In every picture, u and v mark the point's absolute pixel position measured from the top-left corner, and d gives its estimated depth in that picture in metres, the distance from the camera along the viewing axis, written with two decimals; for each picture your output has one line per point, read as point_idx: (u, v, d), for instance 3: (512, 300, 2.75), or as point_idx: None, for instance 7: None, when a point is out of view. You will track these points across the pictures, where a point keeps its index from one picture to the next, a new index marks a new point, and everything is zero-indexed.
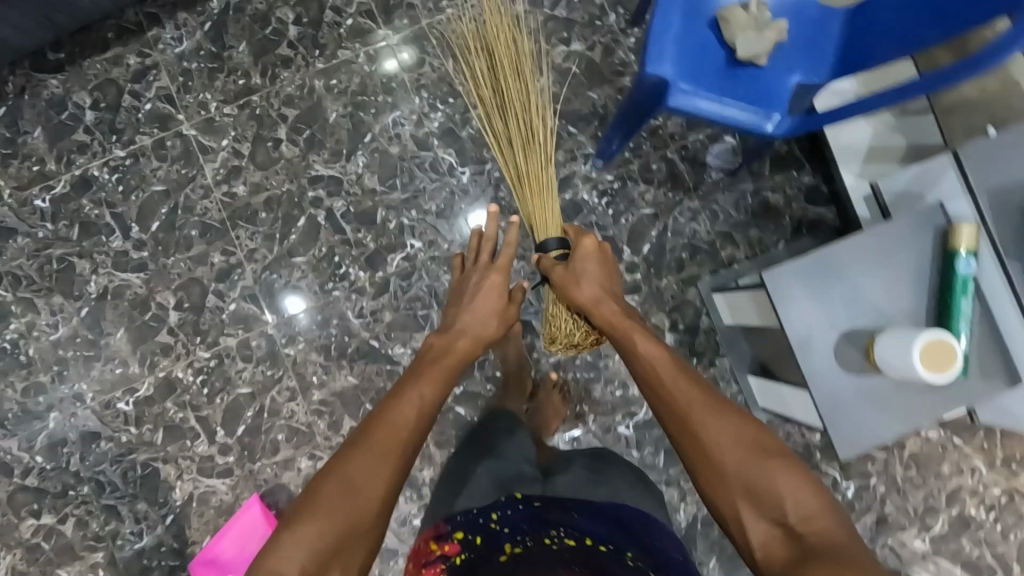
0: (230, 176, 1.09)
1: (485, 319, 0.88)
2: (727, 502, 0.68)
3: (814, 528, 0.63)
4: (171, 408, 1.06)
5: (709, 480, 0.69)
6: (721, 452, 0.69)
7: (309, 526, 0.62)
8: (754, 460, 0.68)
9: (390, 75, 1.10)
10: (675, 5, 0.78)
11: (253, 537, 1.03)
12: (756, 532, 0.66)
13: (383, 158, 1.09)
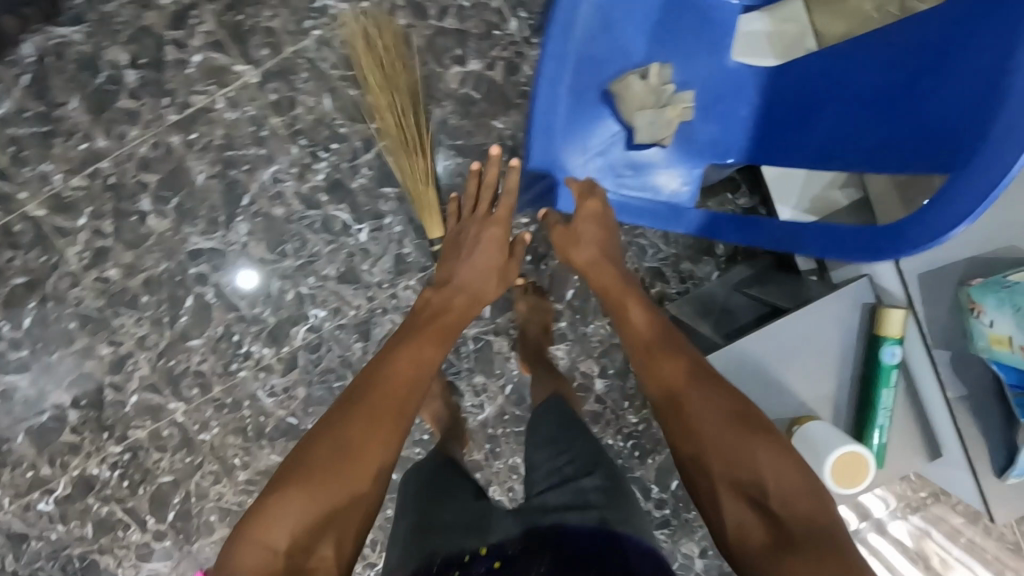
0: (99, 258, 0.96)
1: (484, 275, 0.82)
2: (705, 477, 0.61)
3: (796, 514, 0.56)
4: (94, 503, 1.03)
5: (688, 454, 0.63)
6: (708, 426, 0.63)
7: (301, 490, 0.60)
8: (741, 435, 0.61)
9: (258, 121, 0.94)
10: (566, 84, 0.72)
11: None
12: (732, 514, 0.59)
13: (268, 222, 0.96)
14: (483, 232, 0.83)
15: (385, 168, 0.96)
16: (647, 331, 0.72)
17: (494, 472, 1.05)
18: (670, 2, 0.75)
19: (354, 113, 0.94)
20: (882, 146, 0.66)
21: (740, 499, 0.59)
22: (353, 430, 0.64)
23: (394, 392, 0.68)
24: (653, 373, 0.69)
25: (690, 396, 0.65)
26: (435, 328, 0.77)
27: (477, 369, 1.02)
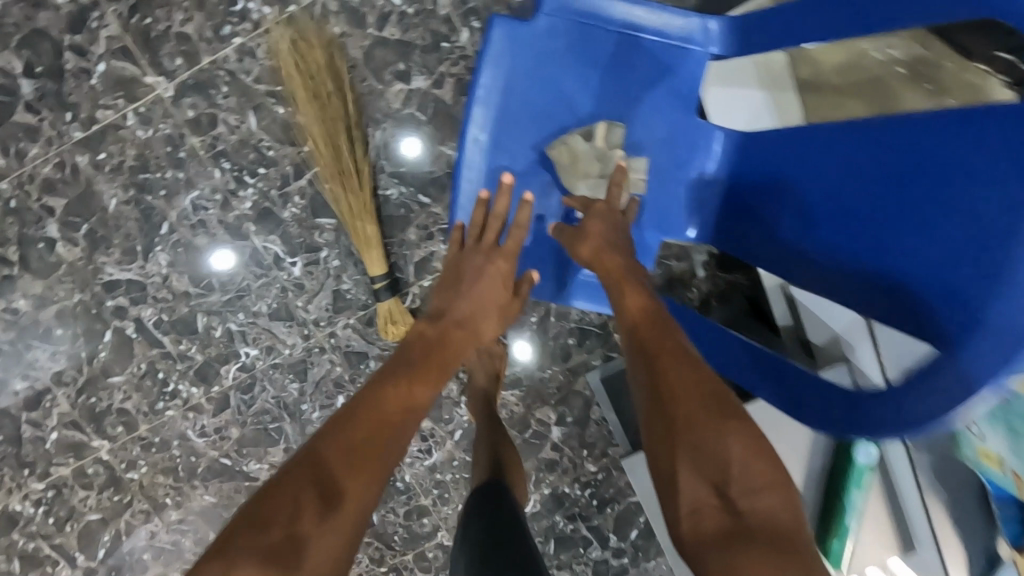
0: (4, 288, 0.87)
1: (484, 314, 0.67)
2: (667, 461, 0.52)
3: (762, 517, 0.48)
4: (19, 539, 0.97)
5: (656, 436, 0.54)
6: (688, 416, 0.53)
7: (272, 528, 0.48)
8: (722, 423, 0.52)
9: (175, 141, 0.83)
10: (503, 153, 0.65)
11: None
12: (690, 494, 0.51)
13: (191, 252, 0.87)
14: (494, 274, 0.66)
15: (320, 196, 0.86)
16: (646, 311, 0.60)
17: (442, 518, 0.99)
18: (622, 46, 0.64)
19: (282, 135, 0.84)
20: (857, 252, 0.51)
21: (701, 481, 0.51)
22: (353, 472, 0.52)
23: (398, 424, 0.57)
24: (636, 351, 0.58)
25: (672, 373, 0.54)
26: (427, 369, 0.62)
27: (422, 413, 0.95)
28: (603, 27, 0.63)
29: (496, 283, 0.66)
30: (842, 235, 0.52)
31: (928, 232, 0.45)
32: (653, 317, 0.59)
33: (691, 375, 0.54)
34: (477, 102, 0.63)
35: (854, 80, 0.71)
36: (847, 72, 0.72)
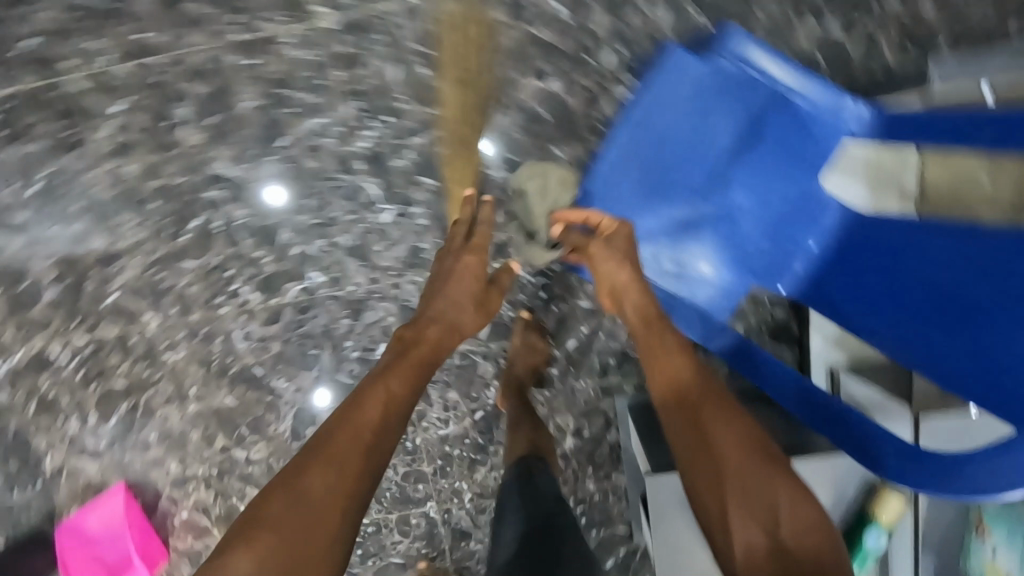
0: (122, 150, 0.93)
1: (462, 305, 0.76)
2: (716, 501, 0.59)
3: (808, 551, 0.54)
4: (44, 383, 1.01)
5: (702, 478, 0.60)
6: (728, 460, 0.59)
7: (293, 530, 0.55)
8: (762, 468, 0.59)
9: (319, 69, 0.89)
10: (635, 170, 0.78)
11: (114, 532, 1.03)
12: (743, 535, 0.56)
13: (297, 170, 0.93)
14: (467, 271, 0.76)
15: (429, 158, 0.91)
16: (680, 358, 0.67)
17: (437, 490, 1.02)
18: (771, 106, 0.72)
19: (416, 91, 0.89)
20: (922, 332, 0.68)
21: (755, 526, 0.56)
22: (351, 472, 0.59)
23: (387, 413, 0.65)
24: (671, 394, 0.66)
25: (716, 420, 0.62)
26: (417, 367, 0.70)
27: (453, 384, 0.98)
28: (761, 84, 0.71)
29: (467, 275, 0.76)
30: (904, 314, 0.70)
31: (979, 344, 0.63)
32: (686, 364, 0.67)
33: (724, 415, 0.62)
34: (630, 123, 0.77)
35: (962, 191, 0.74)
36: (960, 183, 0.74)
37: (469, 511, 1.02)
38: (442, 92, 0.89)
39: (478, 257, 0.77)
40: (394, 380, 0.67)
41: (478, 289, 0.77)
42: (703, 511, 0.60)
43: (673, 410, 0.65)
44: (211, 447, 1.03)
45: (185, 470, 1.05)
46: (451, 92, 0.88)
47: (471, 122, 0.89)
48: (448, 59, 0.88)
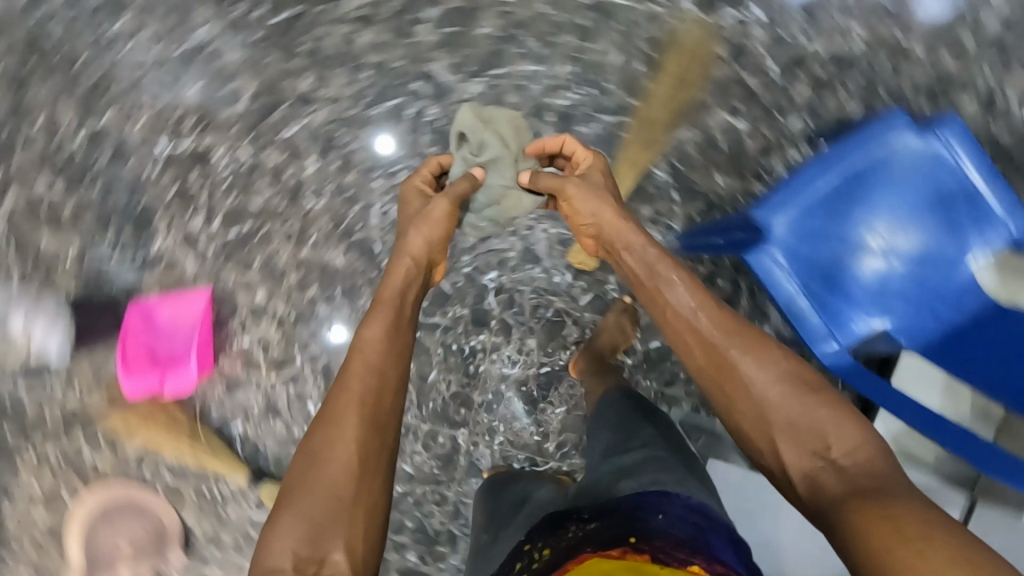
0: (359, 20, 1.06)
1: (430, 235, 0.87)
2: (764, 438, 0.67)
3: (857, 460, 0.61)
4: (195, 177, 1.11)
5: (749, 423, 0.68)
6: (765, 394, 0.68)
7: (329, 493, 0.65)
8: (804, 398, 0.66)
9: (556, 28, 1.02)
10: (824, 195, 0.89)
11: (179, 329, 1.13)
12: (795, 463, 0.64)
13: (496, 100, 1.05)
14: (432, 218, 0.87)
15: (609, 137, 1.02)
16: (698, 313, 0.75)
17: (475, 420, 1.07)
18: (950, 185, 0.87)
19: (623, 81, 1.01)
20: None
21: (804, 452, 0.63)
22: (355, 419, 0.69)
23: (381, 355, 0.75)
24: (695, 346, 0.74)
25: (747, 364, 0.70)
26: (397, 317, 0.80)
27: (536, 333, 1.06)
28: (948, 161, 0.86)
29: (429, 226, 0.87)
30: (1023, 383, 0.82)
31: None
32: (703, 316, 0.75)
33: (747, 358, 0.70)
34: (825, 163, 0.88)
35: None
36: None
37: (494, 453, 1.07)
38: (647, 90, 1.01)
39: (458, 192, 0.89)
40: (374, 326, 0.77)
41: (434, 241, 0.88)
42: (758, 454, 0.67)
43: (704, 366, 0.73)
44: (301, 293, 1.13)
45: (267, 304, 1.13)
46: (654, 94, 1.01)
47: (658, 125, 1.02)
48: (665, 67, 1.00)
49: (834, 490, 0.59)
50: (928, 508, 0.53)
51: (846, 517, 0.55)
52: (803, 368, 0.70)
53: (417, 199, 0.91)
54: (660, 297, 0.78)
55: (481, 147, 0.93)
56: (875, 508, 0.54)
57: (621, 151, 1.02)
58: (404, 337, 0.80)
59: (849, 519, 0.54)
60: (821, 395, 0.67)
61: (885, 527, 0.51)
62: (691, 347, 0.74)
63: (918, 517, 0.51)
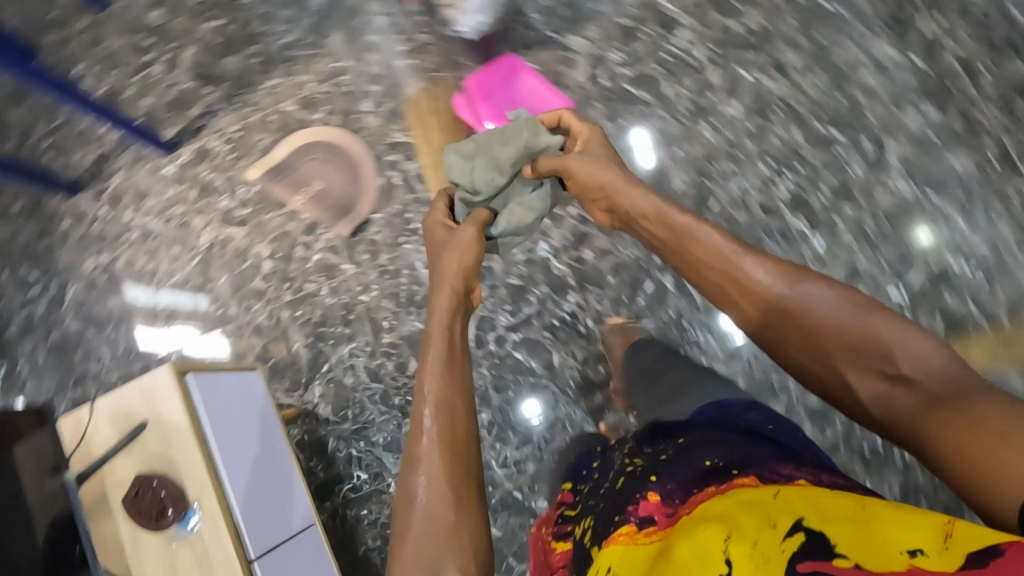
0: (881, 62, 1.09)
1: (469, 252, 0.89)
2: (825, 364, 0.65)
3: (926, 370, 0.59)
4: (647, 28, 1.17)
5: (809, 356, 0.67)
6: (816, 313, 0.65)
7: (440, 532, 0.66)
8: (855, 316, 0.64)
9: (1006, 215, 1.03)
10: None
11: (525, 101, 1.18)
12: (866, 391, 0.62)
13: (908, 210, 1.07)
14: (465, 245, 0.89)
15: (956, 322, 1.03)
16: (740, 263, 0.72)
17: None
18: None
19: (1009, 299, 1.02)
20: None
21: (871, 375, 0.62)
22: (440, 466, 0.69)
23: (444, 409, 0.74)
24: (745, 300, 0.71)
25: (779, 295, 0.68)
26: (449, 350, 0.79)
27: (749, 381, 1.07)
28: None
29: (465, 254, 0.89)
30: None
31: None
32: (749, 270, 0.71)
33: (791, 290, 0.68)
34: None
35: None
36: None
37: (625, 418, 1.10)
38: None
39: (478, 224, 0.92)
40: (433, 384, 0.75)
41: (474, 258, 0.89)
42: (820, 381, 0.67)
43: (747, 309, 0.71)
44: None
45: None
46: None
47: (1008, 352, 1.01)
48: None
49: (910, 405, 0.59)
50: (1007, 400, 0.51)
51: (933, 432, 0.54)
52: (850, 292, 0.66)
53: (442, 229, 0.93)
54: (703, 267, 0.76)
55: (475, 160, 0.97)
56: (953, 416, 0.53)
57: (960, 339, 1.02)
58: (462, 369, 0.79)
59: (931, 425, 0.55)
60: (864, 311, 0.64)
61: (969, 433, 0.50)
62: (739, 302, 0.72)
63: (1003, 412, 0.50)
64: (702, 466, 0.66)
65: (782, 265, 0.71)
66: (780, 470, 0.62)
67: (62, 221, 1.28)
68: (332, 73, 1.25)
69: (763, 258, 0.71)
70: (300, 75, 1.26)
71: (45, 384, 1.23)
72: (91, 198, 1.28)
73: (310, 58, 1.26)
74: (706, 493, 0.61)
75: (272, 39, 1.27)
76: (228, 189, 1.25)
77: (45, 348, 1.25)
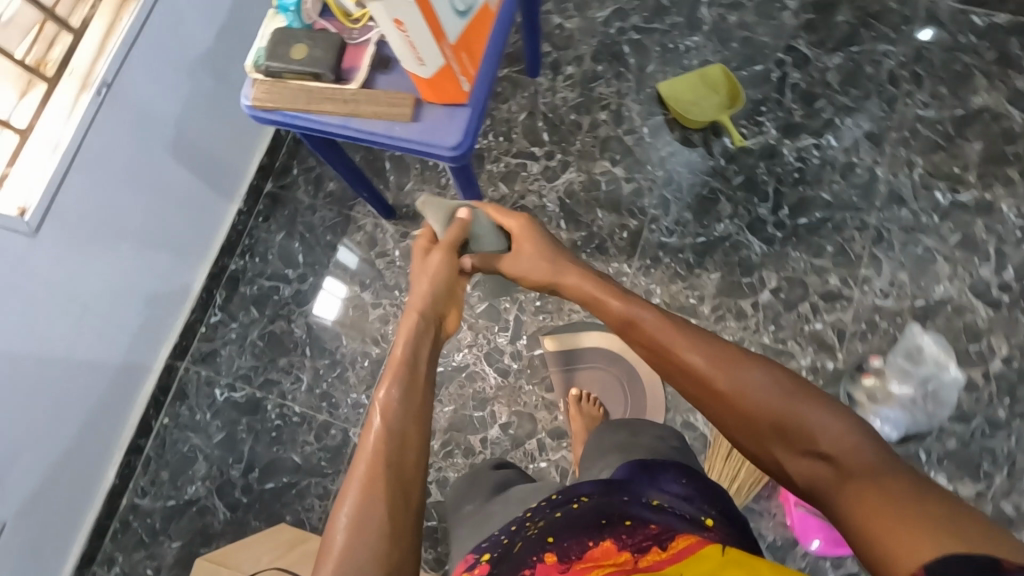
0: None
1: (435, 281, 0.76)
2: (758, 442, 0.59)
3: (852, 452, 0.53)
4: None
5: (746, 438, 0.59)
6: (750, 393, 0.59)
7: (370, 531, 0.56)
8: (788, 397, 0.57)
9: None
10: None
11: None
12: (796, 471, 0.56)
13: None
14: (433, 266, 0.77)
15: None
16: (677, 344, 0.65)
17: None
18: None
19: None
20: None
21: (800, 458, 0.56)
22: (369, 480, 0.59)
23: (393, 371, 0.67)
24: (689, 382, 0.63)
25: (708, 368, 0.62)
26: (407, 371, 0.67)
27: None
28: None
29: (431, 272, 0.77)
30: None
31: None
32: (678, 351, 0.65)
33: (717, 371, 0.61)
34: None
35: None
36: None
37: None
38: None
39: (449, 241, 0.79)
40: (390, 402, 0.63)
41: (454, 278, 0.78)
42: (760, 463, 0.60)
43: (689, 381, 0.63)
44: None
45: None
46: None
47: None
48: None
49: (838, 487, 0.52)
50: (931, 493, 0.47)
51: (856, 519, 0.49)
52: (775, 369, 0.60)
53: (416, 252, 0.79)
54: (650, 348, 0.67)
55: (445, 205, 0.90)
56: (879, 500, 0.48)
57: None
58: (427, 392, 0.66)
59: (843, 506, 0.51)
60: (796, 393, 0.58)
61: (896, 526, 0.46)
62: (682, 386, 0.64)
63: (923, 505, 0.46)
64: (594, 520, 0.65)
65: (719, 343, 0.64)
66: (654, 526, 0.63)
67: (358, 233, 1.23)
68: (684, 307, 1.13)
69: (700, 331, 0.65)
70: (653, 282, 1.14)
71: (238, 362, 1.19)
72: (395, 236, 1.22)
73: (674, 276, 1.14)
74: (605, 559, 0.61)
75: (654, 229, 1.17)
76: (512, 330, 1.15)
77: (259, 331, 1.20)
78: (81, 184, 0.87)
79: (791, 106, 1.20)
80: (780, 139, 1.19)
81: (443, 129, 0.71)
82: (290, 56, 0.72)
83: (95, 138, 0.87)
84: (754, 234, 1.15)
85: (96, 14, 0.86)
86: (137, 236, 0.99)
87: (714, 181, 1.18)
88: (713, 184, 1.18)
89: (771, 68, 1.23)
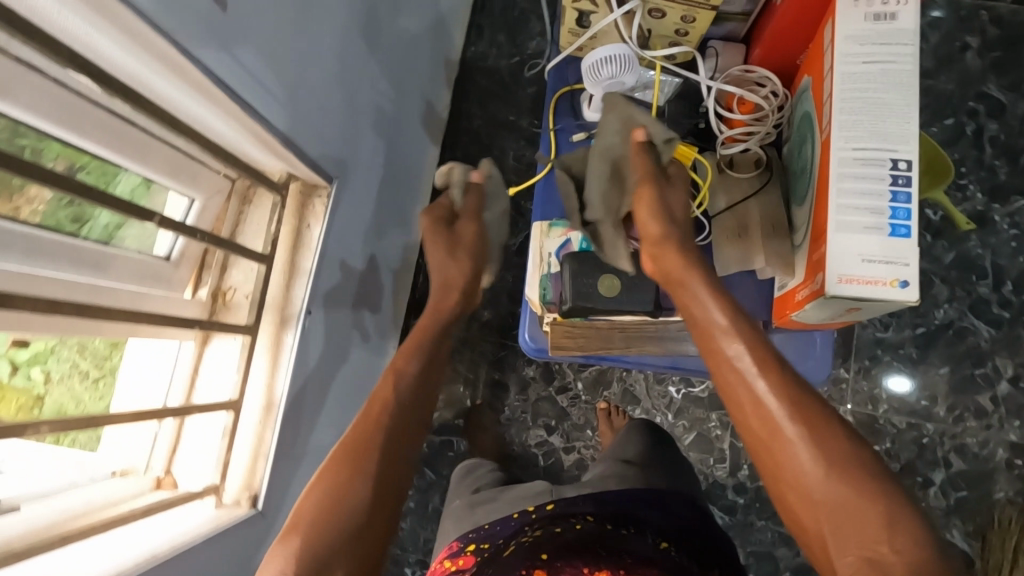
0: None
1: (460, 250, 0.80)
2: (808, 504, 0.50)
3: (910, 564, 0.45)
4: None
5: (791, 493, 0.52)
6: (822, 459, 0.51)
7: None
8: (857, 474, 0.50)
9: None
10: None
11: None
12: (840, 554, 0.48)
13: None
14: (467, 235, 0.81)
15: None
16: (757, 372, 0.57)
17: None
18: None
19: None
20: None
21: (850, 546, 0.47)
22: (329, 528, 0.56)
23: (385, 413, 0.64)
24: (750, 416, 0.56)
25: (770, 414, 0.54)
26: (402, 416, 0.65)
27: None
28: None
29: (465, 248, 0.80)
30: None
31: None
32: (756, 380, 0.56)
33: (799, 418, 0.53)
34: None
35: None
36: None
37: None
38: None
39: (470, 207, 0.82)
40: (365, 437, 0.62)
41: (481, 247, 0.82)
42: (801, 528, 0.51)
43: (754, 417, 0.55)
44: None
45: None
46: None
47: None
48: None
49: None
50: None
51: None
52: (862, 448, 0.52)
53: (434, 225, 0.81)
54: (725, 370, 0.59)
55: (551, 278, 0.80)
56: None
57: None
58: (408, 443, 0.64)
59: None
60: (869, 480, 0.49)
61: None
62: (748, 418, 0.56)
63: None
64: (597, 550, 0.62)
65: (806, 398, 0.55)
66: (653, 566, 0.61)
67: (530, 367, 1.09)
68: (917, 411, 1.03)
69: (787, 373, 0.57)
70: (878, 385, 1.03)
71: (423, 535, 1.06)
72: (574, 366, 1.08)
73: (899, 376, 1.03)
74: None
75: (867, 324, 1.05)
76: (729, 460, 1.04)
77: (441, 496, 1.07)
78: (300, 374, 0.71)
79: (994, 163, 1.08)
80: (988, 204, 1.07)
81: (802, 355, 0.75)
82: (599, 293, 0.71)
83: (307, 361, 0.72)
84: (980, 317, 1.04)
85: (280, 224, 0.70)
86: (333, 414, 0.83)
87: (923, 261, 1.06)
88: (923, 264, 1.06)
89: (963, 121, 1.09)
